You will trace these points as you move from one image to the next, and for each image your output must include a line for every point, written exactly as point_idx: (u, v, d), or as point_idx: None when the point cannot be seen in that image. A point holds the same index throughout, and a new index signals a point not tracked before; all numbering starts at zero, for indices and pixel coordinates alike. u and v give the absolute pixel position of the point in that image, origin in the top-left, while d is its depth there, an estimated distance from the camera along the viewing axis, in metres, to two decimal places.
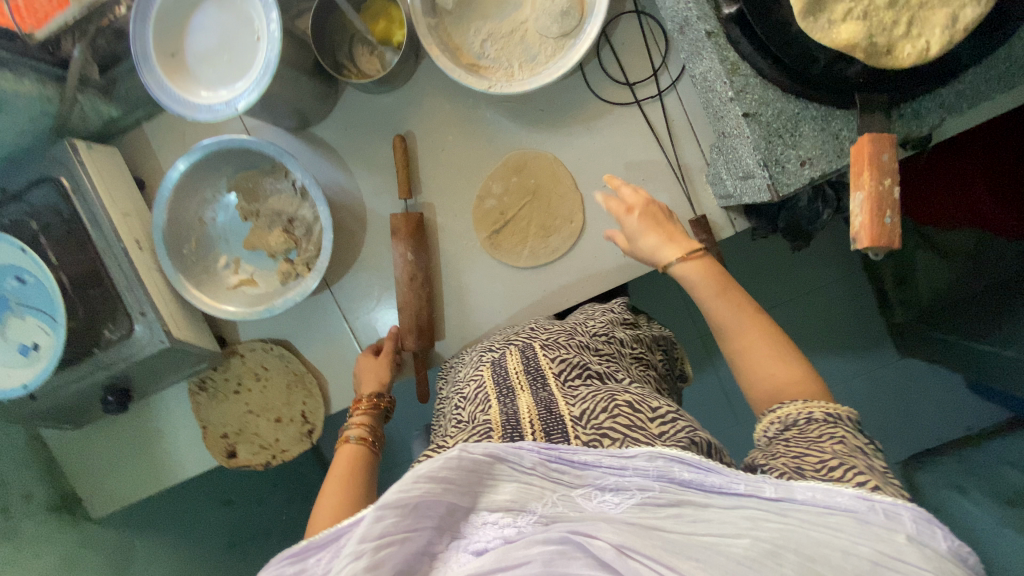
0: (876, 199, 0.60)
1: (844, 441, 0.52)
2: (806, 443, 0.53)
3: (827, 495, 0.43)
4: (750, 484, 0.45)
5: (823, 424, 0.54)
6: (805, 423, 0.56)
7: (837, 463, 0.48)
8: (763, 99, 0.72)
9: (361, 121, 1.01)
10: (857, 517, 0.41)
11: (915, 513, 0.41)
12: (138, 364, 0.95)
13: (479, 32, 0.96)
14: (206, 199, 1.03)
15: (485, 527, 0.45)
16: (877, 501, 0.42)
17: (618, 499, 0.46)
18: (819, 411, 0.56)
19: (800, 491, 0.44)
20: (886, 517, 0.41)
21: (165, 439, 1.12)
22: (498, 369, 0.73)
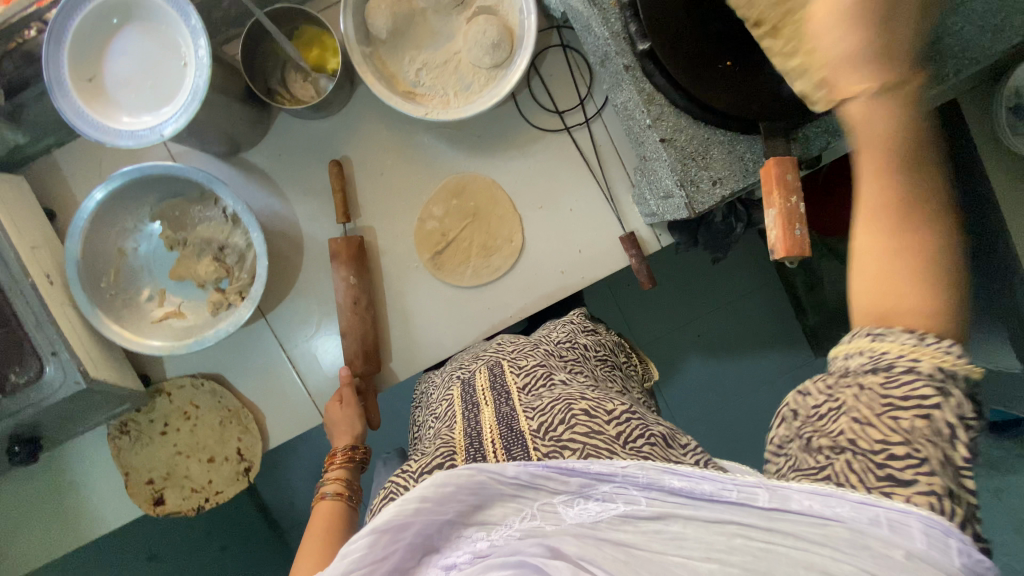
0: (787, 216, 0.71)
1: (930, 415, 0.43)
2: (874, 405, 0.45)
3: (824, 505, 0.41)
4: (747, 490, 0.42)
5: (910, 380, 0.44)
6: (896, 374, 0.45)
7: (862, 440, 0.44)
8: (677, 126, 0.79)
9: (295, 147, 1.00)
10: (854, 531, 0.39)
11: (924, 526, 0.39)
12: (49, 408, 0.88)
13: (413, 62, 0.99)
14: (126, 228, 0.97)
15: (462, 544, 0.47)
16: (882, 513, 0.40)
17: (599, 508, 0.46)
18: (893, 351, 0.46)
19: (795, 501, 0.41)
20: (890, 530, 0.39)
21: (81, 492, 1.03)
22: (465, 390, 0.78)
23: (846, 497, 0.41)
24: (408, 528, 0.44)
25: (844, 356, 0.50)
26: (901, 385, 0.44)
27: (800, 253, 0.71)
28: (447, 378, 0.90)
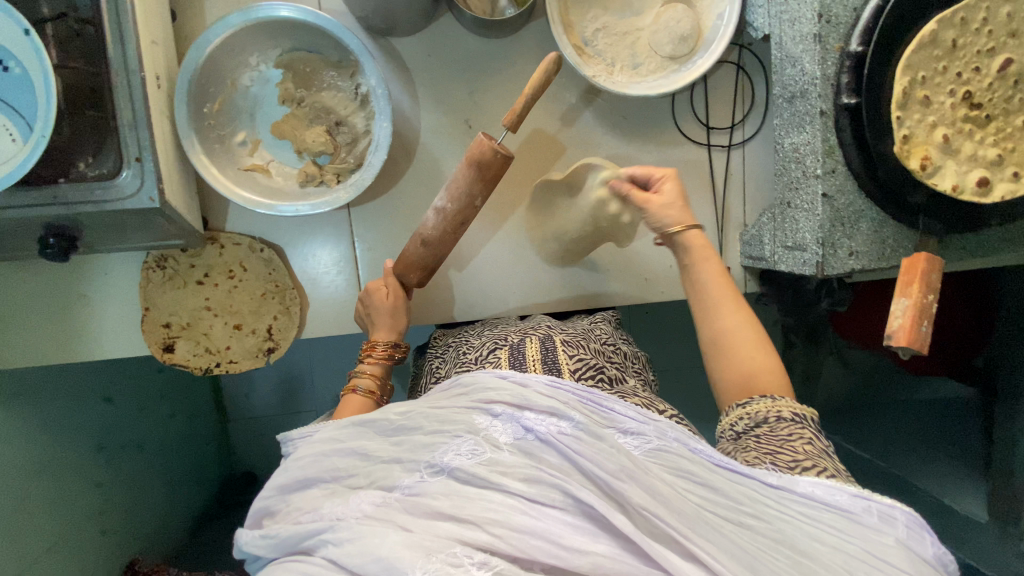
0: (919, 309, 0.73)
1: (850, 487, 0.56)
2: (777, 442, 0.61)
3: (826, 492, 0.53)
4: (756, 473, 0.55)
5: (793, 424, 0.63)
6: (774, 421, 0.65)
7: (810, 465, 0.57)
8: (842, 187, 0.80)
9: (446, 54, 0.95)
10: (850, 517, 0.51)
11: (908, 519, 0.51)
12: (108, 213, 0.80)
13: (595, 20, 0.95)
14: (246, 62, 0.89)
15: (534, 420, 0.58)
16: (873, 505, 0.52)
17: (638, 441, 0.58)
18: (785, 408, 0.66)
19: (799, 485, 0.54)
20: (879, 518, 0.51)
21: (91, 310, 0.96)
22: (515, 352, 0.78)
23: (843, 490, 0.53)
24: (492, 408, 0.60)
25: (767, 407, 0.66)
26: (785, 427, 0.63)
27: (918, 348, 0.72)
28: (484, 341, 0.87)
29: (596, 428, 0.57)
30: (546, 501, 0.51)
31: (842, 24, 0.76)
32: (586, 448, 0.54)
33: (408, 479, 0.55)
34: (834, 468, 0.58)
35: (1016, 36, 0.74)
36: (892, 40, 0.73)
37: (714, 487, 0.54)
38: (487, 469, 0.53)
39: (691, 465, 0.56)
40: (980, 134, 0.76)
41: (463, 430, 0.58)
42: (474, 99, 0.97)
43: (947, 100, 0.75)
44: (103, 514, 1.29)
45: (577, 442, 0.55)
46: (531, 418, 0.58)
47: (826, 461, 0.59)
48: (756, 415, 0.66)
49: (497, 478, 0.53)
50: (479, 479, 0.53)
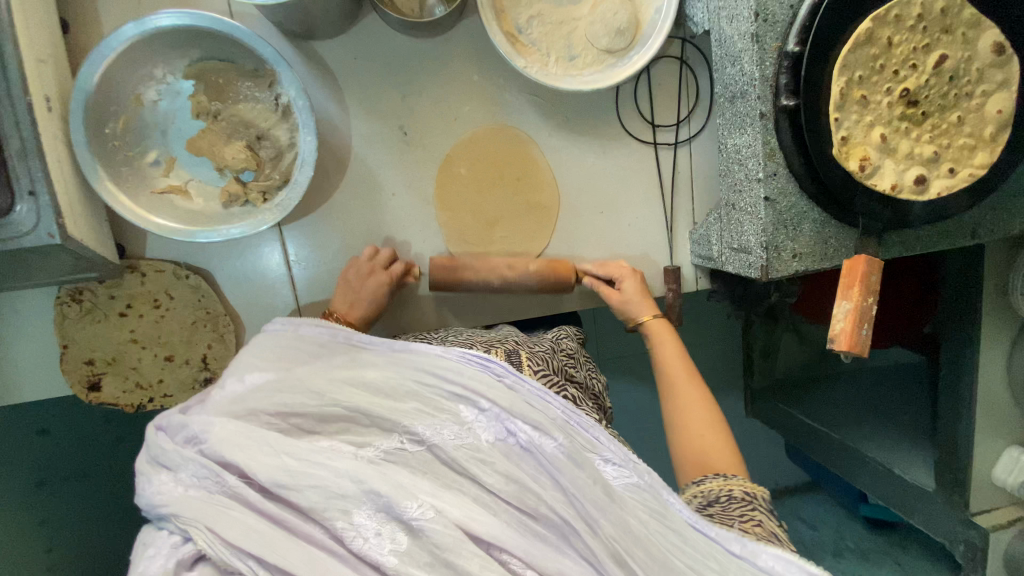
0: (859, 311, 0.73)
1: (758, 523, 0.59)
2: (727, 509, 0.61)
3: (786, 568, 0.53)
4: (722, 536, 0.57)
5: (744, 506, 0.61)
6: (726, 498, 0.63)
7: (761, 544, 0.56)
8: (784, 190, 0.78)
9: (374, 58, 0.88)
10: None
11: None
12: (5, 254, 0.73)
13: (529, 9, 0.90)
14: (150, 74, 0.81)
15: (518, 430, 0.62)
16: None
17: (618, 472, 0.62)
18: (737, 488, 0.64)
19: (764, 557, 0.55)
20: None
21: (1, 350, 0.88)
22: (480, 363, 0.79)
23: (811, 573, 0.53)
24: (480, 402, 0.63)
25: (712, 487, 0.65)
26: (736, 505, 0.61)
27: (859, 351, 0.73)
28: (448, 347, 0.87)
29: (580, 453, 0.61)
30: (521, 507, 0.58)
31: (779, 23, 0.73)
32: (563, 470, 0.59)
33: (386, 442, 0.60)
34: (786, 548, 0.57)
35: (949, 31, 0.73)
36: (829, 39, 0.71)
37: (684, 534, 0.57)
38: (467, 458, 0.59)
39: (667, 508, 0.59)
40: (916, 132, 0.75)
41: (448, 415, 0.63)
42: (408, 104, 0.91)
43: (884, 98, 0.73)
44: (51, 552, 1.24)
45: (555, 460, 0.60)
46: (515, 421, 0.62)
47: (776, 539, 0.57)
48: (705, 494, 0.65)
49: (474, 471, 0.59)
50: (456, 464, 0.59)
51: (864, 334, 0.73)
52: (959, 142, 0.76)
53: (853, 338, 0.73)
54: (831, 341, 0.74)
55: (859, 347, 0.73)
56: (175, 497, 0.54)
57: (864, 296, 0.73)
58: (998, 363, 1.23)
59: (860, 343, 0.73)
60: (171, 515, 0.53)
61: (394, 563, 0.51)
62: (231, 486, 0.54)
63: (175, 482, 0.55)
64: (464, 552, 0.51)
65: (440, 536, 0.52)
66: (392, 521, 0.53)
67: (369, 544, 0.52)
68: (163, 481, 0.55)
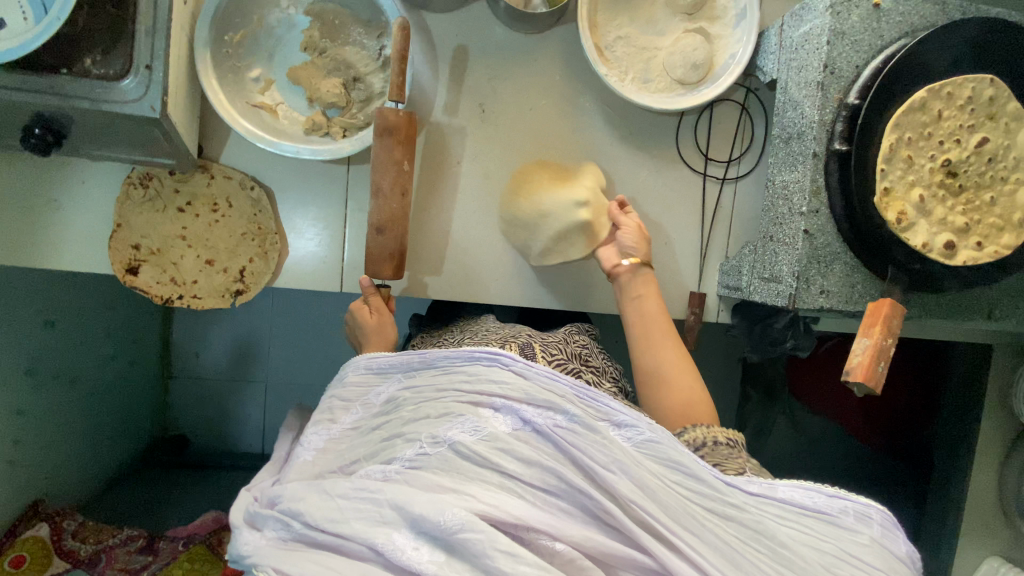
0: (878, 348, 0.76)
1: (752, 463, 0.65)
2: (723, 456, 0.66)
3: (804, 495, 0.59)
4: (740, 480, 0.60)
5: (733, 453, 0.67)
6: (713, 445, 0.68)
7: (762, 479, 0.61)
8: (823, 227, 0.84)
9: (472, 38, 0.97)
10: (831, 522, 0.57)
11: (882, 517, 0.57)
12: (105, 115, 0.78)
13: (618, 29, 1.00)
14: (276, 2, 0.90)
15: (526, 412, 0.61)
16: (851, 506, 0.57)
17: (630, 435, 0.62)
18: (720, 435, 0.69)
19: (781, 491, 0.59)
20: (854, 518, 0.57)
21: (61, 215, 0.92)
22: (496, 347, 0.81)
23: (823, 492, 0.59)
24: (493, 401, 0.63)
25: (699, 440, 0.69)
26: (724, 455, 0.67)
27: (873, 386, 0.76)
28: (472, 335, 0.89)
29: (590, 422, 0.61)
30: (547, 488, 0.58)
31: (843, 78, 0.82)
32: (579, 442, 0.59)
33: (410, 449, 0.61)
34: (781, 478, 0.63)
35: (994, 118, 0.81)
36: (887, 99, 0.79)
37: (700, 480, 0.59)
38: (488, 449, 0.58)
39: (684, 458, 0.60)
40: (951, 201, 0.82)
41: (463, 410, 0.62)
42: (492, 86, 0.99)
43: (927, 163, 0.80)
44: (18, 443, 1.21)
45: (571, 434, 0.60)
46: (529, 411, 0.61)
47: (772, 472, 0.64)
48: (692, 443, 0.69)
49: (496, 460, 0.58)
50: (479, 457, 0.58)
51: (879, 372, 0.76)
52: (990, 220, 0.83)
53: (871, 373, 0.76)
54: (847, 372, 0.77)
55: (875, 383, 0.76)
56: (257, 546, 0.58)
57: (884, 337, 0.77)
58: (993, 467, 1.24)
59: (876, 379, 0.76)
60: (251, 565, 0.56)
61: (434, 570, 0.51)
62: (298, 530, 0.57)
63: (262, 538, 0.59)
64: (496, 550, 0.51)
65: (476, 542, 0.51)
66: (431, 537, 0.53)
67: (411, 555, 0.52)
68: (249, 535, 0.60)
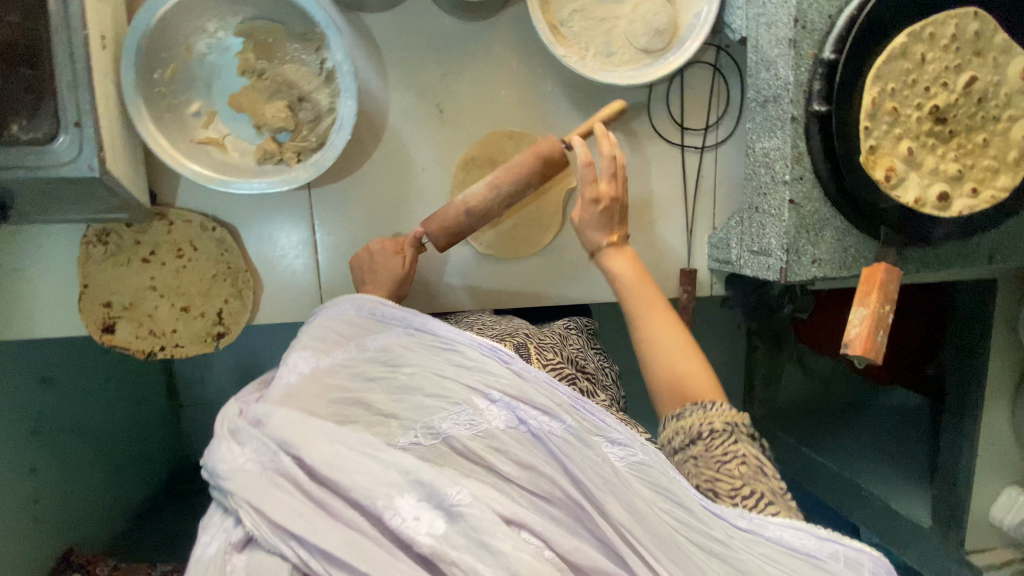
0: (876, 317, 0.74)
1: (745, 460, 0.60)
2: (711, 446, 0.62)
3: (796, 537, 0.55)
4: (729, 513, 0.57)
5: (726, 441, 0.61)
6: (706, 433, 0.63)
7: (748, 491, 0.58)
8: (809, 195, 0.80)
9: (418, 35, 0.91)
10: (817, 566, 0.54)
11: (874, 566, 0.53)
12: (43, 181, 0.74)
13: (573, 2, 0.93)
14: (202, 28, 0.84)
15: (529, 412, 0.60)
16: (841, 551, 0.54)
17: (621, 453, 0.60)
18: (716, 418, 0.64)
19: (771, 529, 0.55)
20: (843, 564, 0.53)
21: (23, 283, 0.89)
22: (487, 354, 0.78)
23: (815, 533, 0.55)
24: (491, 393, 0.62)
25: (688, 423, 0.65)
26: (720, 442, 0.62)
27: (873, 357, 0.73)
28: None
29: (587, 433, 0.59)
30: (539, 492, 0.57)
31: (817, 31, 0.76)
32: (571, 453, 0.58)
33: (402, 436, 0.59)
34: (769, 486, 0.59)
35: (981, 54, 0.75)
36: (865, 50, 0.73)
37: (688, 508, 0.57)
38: (482, 448, 0.58)
39: (674, 484, 0.58)
40: (942, 149, 0.77)
41: (460, 400, 0.61)
42: (447, 83, 0.93)
43: (914, 113, 0.75)
44: (36, 501, 1.22)
45: (564, 444, 0.58)
46: (527, 410, 0.60)
47: (760, 478, 0.59)
48: (686, 428, 0.65)
49: (490, 459, 0.57)
50: (473, 454, 0.58)
51: (879, 340, 0.74)
52: (984, 163, 0.78)
53: (870, 341, 0.73)
54: (845, 343, 0.75)
55: (876, 354, 0.73)
56: (235, 471, 0.55)
57: (881, 303, 0.74)
58: (1004, 399, 1.23)
59: (875, 349, 0.73)
60: (229, 490, 0.54)
61: (431, 543, 0.50)
62: (285, 468, 0.55)
63: (244, 463, 0.56)
64: (498, 532, 0.50)
65: (478, 520, 0.51)
66: (434, 507, 0.52)
67: (407, 526, 0.51)
68: (232, 451, 0.57)
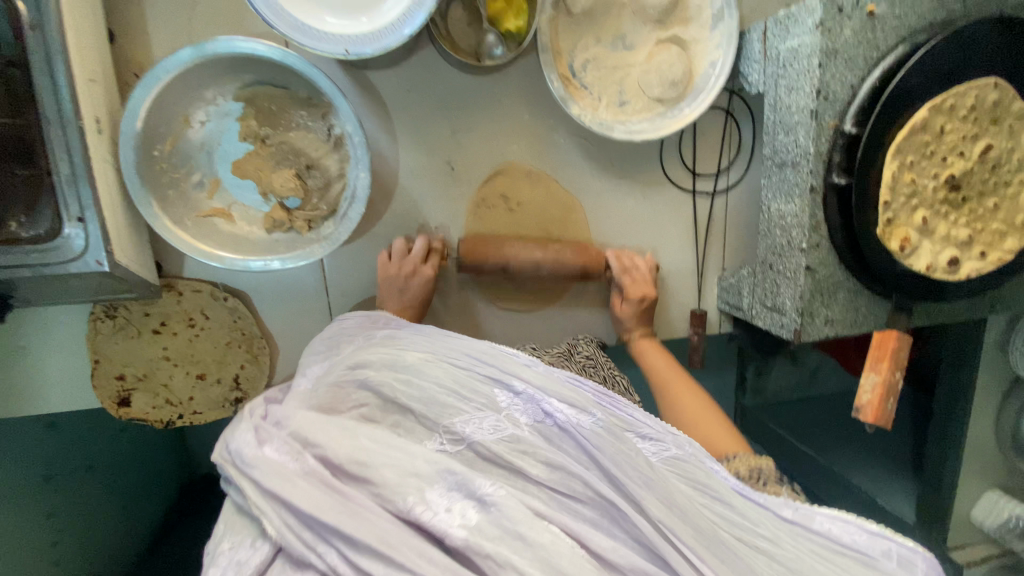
0: (887, 385, 0.77)
1: (779, 493, 0.64)
2: (749, 488, 0.65)
3: (843, 530, 0.58)
4: (773, 503, 0.61)
5: (760, 481, 0.65)
6: (739, 477, 0.66)
7: (787, 505, 0.61)
8: (825, 260, 0.81)
9: (426, 91, 0.87)
10: (870, 564, 0.56)
11: (919, 561, 0.56)
12: (50, 278, 0.71)
13: (585, 51, 0.89)
14: (200, 96, 0.79)
15: (570, 414, 0.62)
16: (894, 549, 0.57)
17: (655, 447, 0.64)
18: (743, 467, 0.67)
19: (818, 521, 0.59)
20: (898, 562, 0.56)
21: (30, 362, 0.87)
22: None
23: (862, 528, 0.59)
24: (513, 385, 0.65)
25: (710, 473, 0.68)
26: (757, 482, 0.65)
27: (883, 423, 0.77)
28: None
29: (617, 427, 0.63)
30: (562, 490, 0.58)
31: (838, 101, 0.75)
32: (603, 443, 0.60)
33: (426, 442, 0.59)
34: (805, 506, 0.62)
35: (997, 123, 0.75)
36: (885, 125, 0.73)
37: (729, 503, 0.60)
38: (507, 451, 0.58)
39: (711, 479, 0.62)
40: (954, 215, 0.79)
41: (485, 406, 0.62)
42: (457, 139, 0.91)
43: (930, 183, 0.76)
44: (56, 545, 1.25)
45: (595, 439, 0.61)
46: (553, 404, 0.63)
47: (799, 502, 0.62)
48: (716, 474, 0.68)
49: (518, 463, 0.58)
50: (499, 459, 0.58)
51: (890, 406, 0.77)
52: (993, 227, 0.80)
53: (882, 406, 0.77)
54: (856, 406, 0.79)
55: (886, 419, 0.77)
56: (259, 460, 0.53)
57: (894, 367, 0.77)
58: (989, 409, 1.30)
59: (886, 413, 0.77)
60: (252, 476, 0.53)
61: (463, 536, 0.50)
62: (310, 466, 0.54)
63: (259, 451, 0.55)
64: (532, 525, 0.51)
65: (508, 509, 0.52)
66: (470, 494, 0.52)
67: (438, 518, 0.51)
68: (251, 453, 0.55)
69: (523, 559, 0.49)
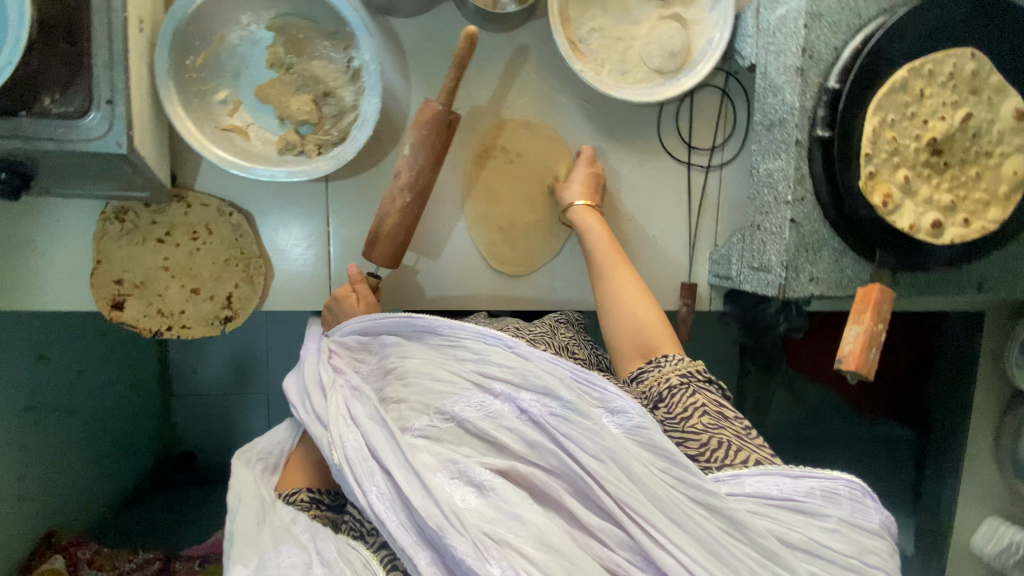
0: (869, 335, 0.76)
1: (706, 412, 0.64)
2: (677, 404, 0.66)
3: (775, 481, 0.55)
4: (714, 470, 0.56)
5: (686, 394, 0.66)
6: (670, 392, 0.68)
7: (716, 441, 0.60)
8: (808, 216, 0.84)
9: (442, 42, 0.95)
10: (800, 507, 0.54)
11: (855, 496, 0.54)
12: (69, 155, 0.75)
13: (591, 21, 0.97)
14: (236, 20, 0.87)
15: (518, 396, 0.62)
16: (819, 486, 0.54)
17: (618, 419, 0.61)
18: (675, 374, 0.70)
19: (753, 480, 0.55)
20: (825, 500, 0.54)
21: (37, 256, 0.91)
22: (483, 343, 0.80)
23: (794, 476, 0.55)
24: (493, 385, 0.64)
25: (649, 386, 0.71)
26: (680, 401, 0.66)
27: (865, 372, 0.76)
28: None
29: (584, 406, 0.59)
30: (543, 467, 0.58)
31: (822, 61, 0.80)
32: (569, 429, 0.58)
33: (417, 420, 0.63)
34: (733, 430, 0.62)
35: (977, 93, 0.78)
36: (867, 82, 0.77)
37: (680, 463, 0.55)
38: (492, 426, 0.60)
39: (667, 441, 0.57)
40: (937, 180, 0.80)
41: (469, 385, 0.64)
42: (467, 89, 0.97)
43: (912, 144, 0.78)
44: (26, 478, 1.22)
45: (560, 419, 0.59)
46: (526, 399, 0.62)
47: (723, 421, 0.63)
48: (651, 389, 0.70)
49: (496, 438, 0.60)
50: (483, 433, 0.60)
51: (871, 356, 0.77)
52: (975, 196, 0.81)
53: (864, 356, 0.76)
54: (836, 359, 0.78)
55: (868, 368, 0.76)
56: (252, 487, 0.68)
57: (876, 320, 0.77)
58: (990, 427, 1.26)
59: (868, 362, 0.76)
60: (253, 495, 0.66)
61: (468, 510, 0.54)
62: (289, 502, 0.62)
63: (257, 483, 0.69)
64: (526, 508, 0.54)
65: (503, 492, 0.55)
66: (469, 477, 0.56)
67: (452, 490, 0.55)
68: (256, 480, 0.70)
69: (522, 537, 0.52)
